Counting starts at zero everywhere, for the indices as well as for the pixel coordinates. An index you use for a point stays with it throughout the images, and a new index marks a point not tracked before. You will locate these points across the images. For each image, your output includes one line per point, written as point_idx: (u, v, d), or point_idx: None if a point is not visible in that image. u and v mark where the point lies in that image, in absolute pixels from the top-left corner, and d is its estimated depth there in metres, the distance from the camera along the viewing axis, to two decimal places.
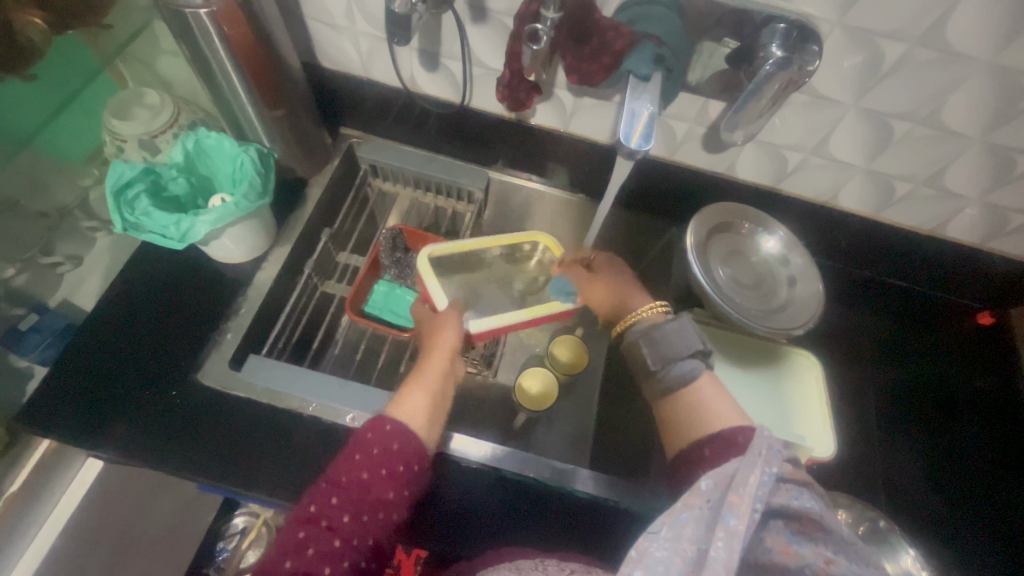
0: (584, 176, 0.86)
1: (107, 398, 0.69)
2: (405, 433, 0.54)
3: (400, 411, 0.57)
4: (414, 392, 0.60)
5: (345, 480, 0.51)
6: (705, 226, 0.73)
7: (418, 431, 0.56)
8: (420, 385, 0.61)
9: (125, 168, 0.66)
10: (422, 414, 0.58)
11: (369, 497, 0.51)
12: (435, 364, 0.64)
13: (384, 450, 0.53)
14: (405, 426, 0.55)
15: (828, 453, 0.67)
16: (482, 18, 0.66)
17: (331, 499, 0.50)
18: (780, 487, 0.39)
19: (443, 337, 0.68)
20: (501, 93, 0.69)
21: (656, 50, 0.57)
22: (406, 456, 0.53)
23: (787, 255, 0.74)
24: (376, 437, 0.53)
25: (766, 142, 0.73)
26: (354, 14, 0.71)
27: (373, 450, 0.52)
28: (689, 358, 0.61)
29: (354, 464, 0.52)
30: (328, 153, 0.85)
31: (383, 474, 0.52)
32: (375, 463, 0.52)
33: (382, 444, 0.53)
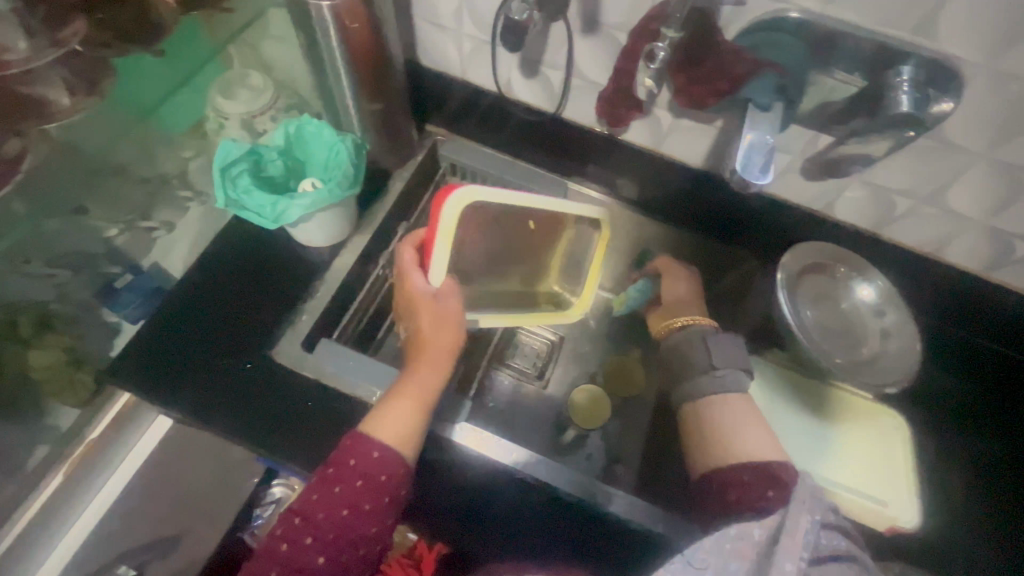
0: (666, 197, 0.84)
1: (187, 363, 0.72)
2: (394, 465, 0.55)
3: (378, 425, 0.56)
4: (399, 406, 0.57)
5: (319, 518, 0.52)
6: (797, 264, 0.70)
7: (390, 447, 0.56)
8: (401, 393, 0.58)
9: (233, 147, 0.70)
10: (399, 429, 0.56)
11: (347, 534, 0.52)
12: (429, 365, 0.59)
13: (370, 480, 0.54)
14: (380, 452, 0.55)
15: (914, 522, 0.62)
16: (593, 31, 0.65)
17: (304, 540, 0.52)
18: (825, 532, 0.50)
19: (420, 310, 0.60)
20: (601, 108, 0.68)
21: (779, 80, 0.56)
22: (390, 486, 0.54)
23: (884, 307, 0.69)
24: (363, 468, 0.54)
25: (875, 185, 0.69)
26: (463, 16, 0.72)
27: (355, 480, 0.54)
28: (735, 370, 0.65)
29: (334, 500, 0.53)
30: (413, 149, 0.86)
31: (365, 508, 0.53)
32: (355, 500, 0.53)
33: (367, 476, 0.54)
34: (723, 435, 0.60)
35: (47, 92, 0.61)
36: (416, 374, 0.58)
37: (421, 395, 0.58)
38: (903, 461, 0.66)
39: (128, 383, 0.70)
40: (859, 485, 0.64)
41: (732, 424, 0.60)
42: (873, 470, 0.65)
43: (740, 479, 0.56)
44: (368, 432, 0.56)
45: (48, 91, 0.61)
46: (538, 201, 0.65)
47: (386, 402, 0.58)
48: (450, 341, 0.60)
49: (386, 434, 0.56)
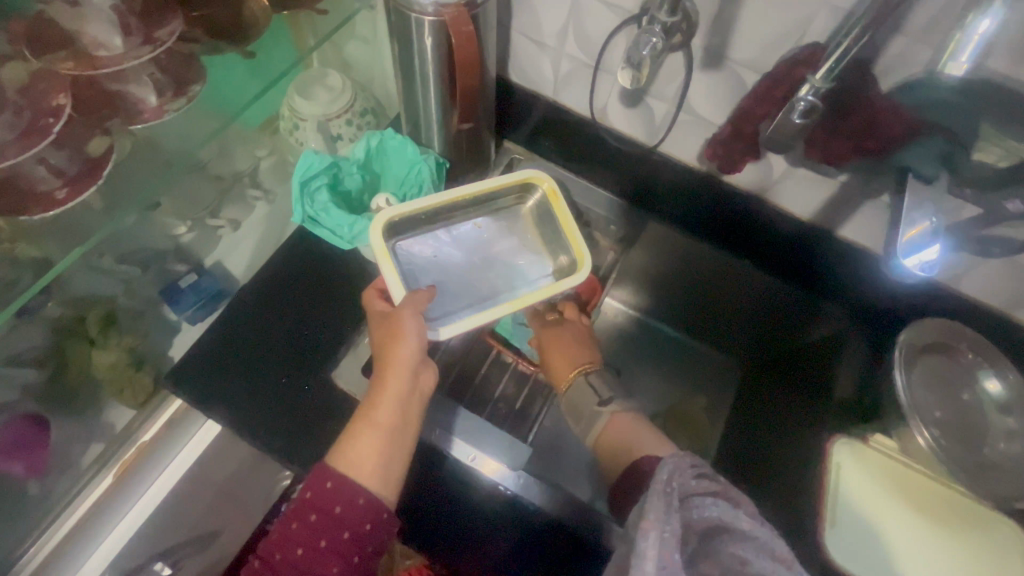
0: (747, 236, 0.76)
1: (243, 374, 0.70)
2: (350, 496, 0.52)
3: (345, 457, 0.54)
4: (361, 435, 0.55)
5: (280, 556, 0.51)
6: (918, 338, 0.63)
7: (364, 476, 0.54)
8: (366, 425, 0.56)
9: (314, 159, 0.65)
10: (367, 462, 0.54)
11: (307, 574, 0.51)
12: (392, 390, 0.57)
13: (322, 513, 0.52)
14: (349, 480, 0.53)
15: None
16: (716, 65, 0.59)
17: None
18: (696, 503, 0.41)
19: (399, 346, 0.58)
20: (712, 149, 0.62)
21: (945, 147, 0.49)
22: (348, 520, 0.52)
23: (1013, 404, 0.61)
24: (315, 500, 0.52)
25: (1018, 264, 0.60)
26: (568, 36, 0.66)
27: (310, 516, 0.52)
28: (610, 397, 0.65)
29: (290, 538, 0.52)
30: (491, 168, 0.82)
31: (322, 544, 0.51)
32: (334, 530, 0.52)
33: (320, 510, 0.52)
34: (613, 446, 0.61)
35: (137, 91, 0.59)
36: (378, 401, 0.57)
37: (382, 421, 0.56)
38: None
39: (183, 390, 0.69)
40: None
41: (622, 439, 0.61)
42: None
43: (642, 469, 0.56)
44: (333, 462, 0.55)
45: (138, 90, 0.59)
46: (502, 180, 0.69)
47: (354, 431, 0.56)
48: (396, 359, 0.58)
49: (343, 462, 0.54)
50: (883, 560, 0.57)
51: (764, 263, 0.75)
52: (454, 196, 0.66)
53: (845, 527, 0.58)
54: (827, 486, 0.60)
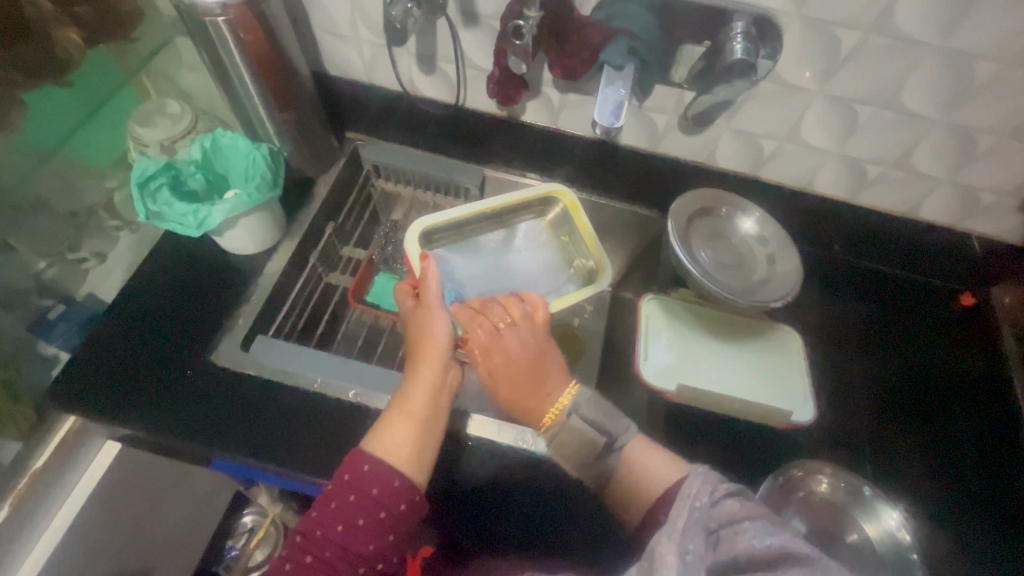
0: (565, 167, 0.91)
1: (124, 378, 0.74)
2: (387, 477, 0.54)
3: (381, 441, 0.57)
4: (396, 421, 0.58)
5: (320, 534, 0.52)
6: (688, 206, 0.78)
7: (400, 463, 0.56)
8: (404, 412, 0.59)
9: (149, 163, 0.72)
10: (405, 445, 0.57)
11: (346, 552, 0.52)
12: (425, 379, 0.61)
13: (360, 494, 0.53)
14: (384, 466, 0.55)
15: (808, 417, 0.69)
16: (474, 23, 0.73)
17: (305, 557, 0.52)
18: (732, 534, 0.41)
19: (431, 337, 0.64)
20: (492, 89, 0.75)
21: (629, 42, 0.63)
22: (386, 500, 0.54)
23: (765, 235, 0.78)
24: (354, 481, 0.54)
25: (741, 131, 0.78)
26: (358, 23, 0.78)
27: (348, 495, 0.53)
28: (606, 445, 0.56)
29: (330, 516, 0.53)
30: (334, 154, 0.92)
31: (360, 523, 0.53)
32: (372, 510, 0.53)
33: (359, 489, 0.54)
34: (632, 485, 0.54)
35: None
36: (413, 390, 0.60)
37: (416, 409, 0.59)
38: (795, 364, 0.73)
39: (71, 405, 0.72)
40: (766, 397, 0.70)
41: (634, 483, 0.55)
42: (770, 381, 0.71)
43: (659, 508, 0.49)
44: (369, 447, 0.57)
45: None
46: (529, 192, 0.82)
47: (386, 418, 0.59)
48: (429, 353, 0.63)
49: (380, 445, 0.56)
50: (706, 381, 0.70)
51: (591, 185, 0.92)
52: (468, 212, 0.79)
53: (664, 364, 0.71)
54: (639, 330, 0.73)
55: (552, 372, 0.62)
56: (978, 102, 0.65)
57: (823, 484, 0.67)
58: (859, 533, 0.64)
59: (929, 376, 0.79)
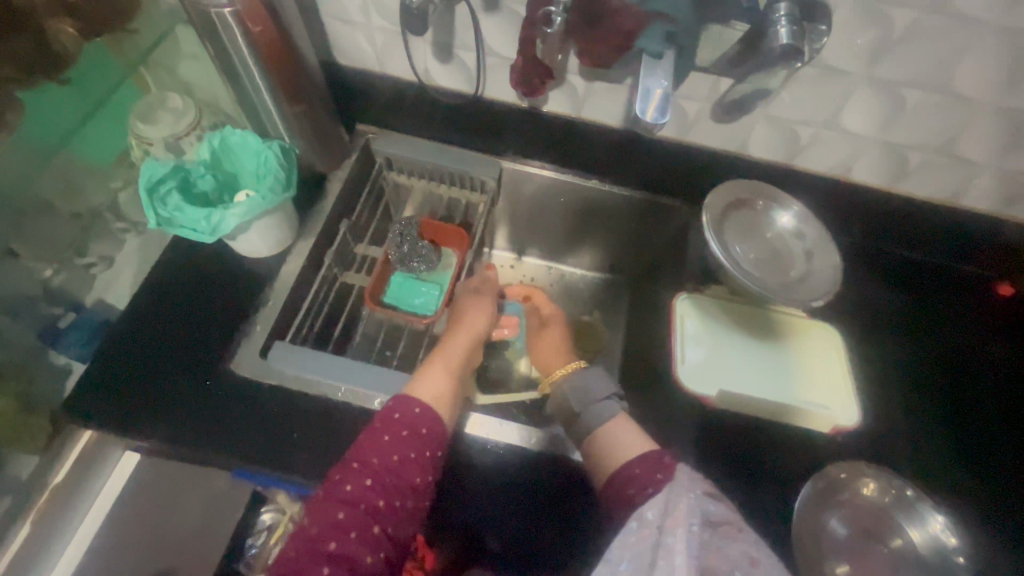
0: (585, 158, 0.87)
1: (140, 389, 0.71)
2: (431, 421, 0.62)
3: (423, 387, 0.67)
4: (432, 373, 0.69)
5: (376, 462, 0.58)
6: (723, 199, 0.75)
7: (439, 410, 0.65)
8: (439, 365, 0.71)
9: (157, 166, 0.69)
10: (441, 392, 0.67)
11: (391, 480, 0.57)
12: (458, 341, 0.76)
13: (411, 431, 0.61)
14: (430, 412, 0.63)
15: (851, 421, 0.66)
16: (494, 8, 0.68)
17: (363, 480, 0.56)
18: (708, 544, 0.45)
19: (468, 315, 0.80)
20: (514, 79, 0.71)
21: (667, 28, 0.59)
22: (431, 441, 0.61)
23: (802, 229, 0.75)
24: (405, 420, 0.61)
25: (777, 118, 0.74)
26: (369, 9, 0.74)
27: (402, 431, 0.61)
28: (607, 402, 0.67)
29: (385, 447, 0.59)
30: (345, 148, 0.88)
31: (411, 457, 0.59)
32: (418, 447, 0.60)
33: (410, 427, 0.61)
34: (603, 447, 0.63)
35: None
36: (447, 348, 0.74)
37: (449, 364, 0.72)
38: (838, 366, 0.70)
39: (88, 419, 0.69)
40: (803, 398, 0.67)
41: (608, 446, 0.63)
42: (809, 383, 0.68)
43: (631, 472, 0.57)
44: (410, 393, 0.65)
45: None
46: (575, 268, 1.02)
47: (426, 370, 0.70)
48: (469, 325, 0.79)
49: (421, 390, 0.66)
50: (741, 383, 0.68)
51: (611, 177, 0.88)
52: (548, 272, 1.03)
53: (696, 364, 0.69)
54: (675, 332, 0.71)
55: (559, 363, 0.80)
56: None
57: (869, 487, 0.65)
58: (904, 538, 0.63)
59: (968, 368, 0.75)
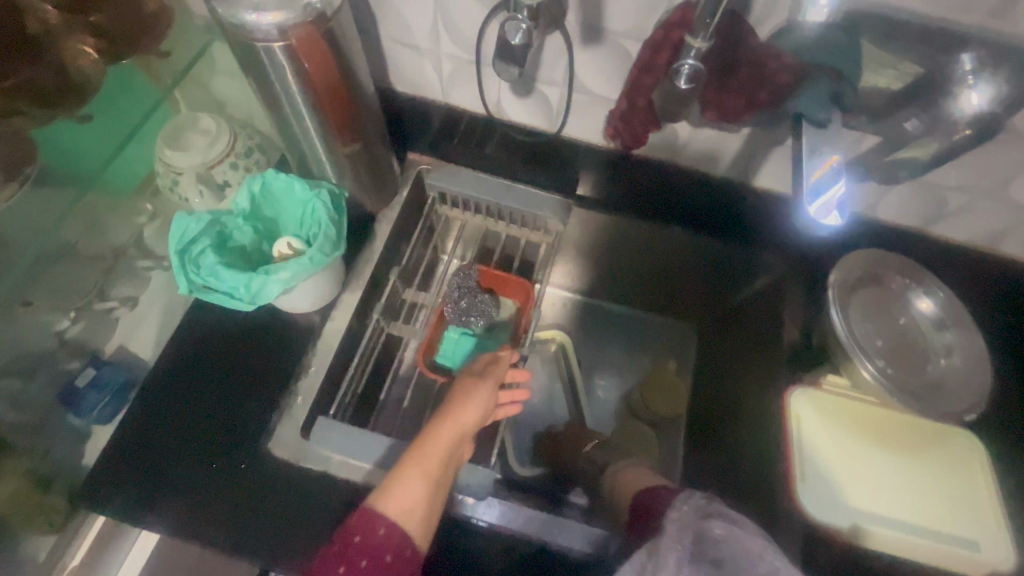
0: (667, 201, 0.75)
1: (165, 469, 0.62)
2: (400, 545, 0.48)
3: (393, 500, 0.48)
4: (410, 477, 0.50)
5: None
6: (850, 275, 0.63)
7: (416, 527, 0.48)
8: (420, 468, 0.51)
9: (189, 221, 0.59)
10: (419, 506, 0.49)
11: None
12: (448, 433, 0.55)
13: (372, 559, 0.47)
14: (400, 529, 0.48)
15: (1010, 566, 0.54)
16: (596, 41, 0.56)
17: None
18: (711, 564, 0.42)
19: (469, 399, 0.58)
20: (613, 127, 0.59)
21: (832, 86, 0.48)
22: (398, 567, 0.47)
23: (944, 318, 0.62)
24: (364, 544, 0.47)
25: (926, 183, 0.61)
26: (440, 34, 0.63)
27: (359, 560, 0.46)
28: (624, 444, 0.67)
29: None
30: (396, 185, 0.77)
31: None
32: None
33: (370, 554, 0.47)
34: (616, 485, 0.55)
35: None
36: (436, 431, 0.54)
37: (434, 463, 0.52)
38: (985, 489, 0.58)
39: (108, 504, 0.61)
40: (953, 531, 0.55)
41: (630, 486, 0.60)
42: (956, 510, 0.56)
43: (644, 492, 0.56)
44: (379, 504, 0.49)
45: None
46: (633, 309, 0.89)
47: (399, 473, 0.50)
48: (465, 418, 0.56)
49: (391, 503, 0.49)
50: (876, 509, 0.56)
51: (688, 221, 0.75)
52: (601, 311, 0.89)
53: (817, 479, 0.57)
54: (790, 439, 0.59)
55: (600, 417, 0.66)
56: None
57: None
58: None
59: None
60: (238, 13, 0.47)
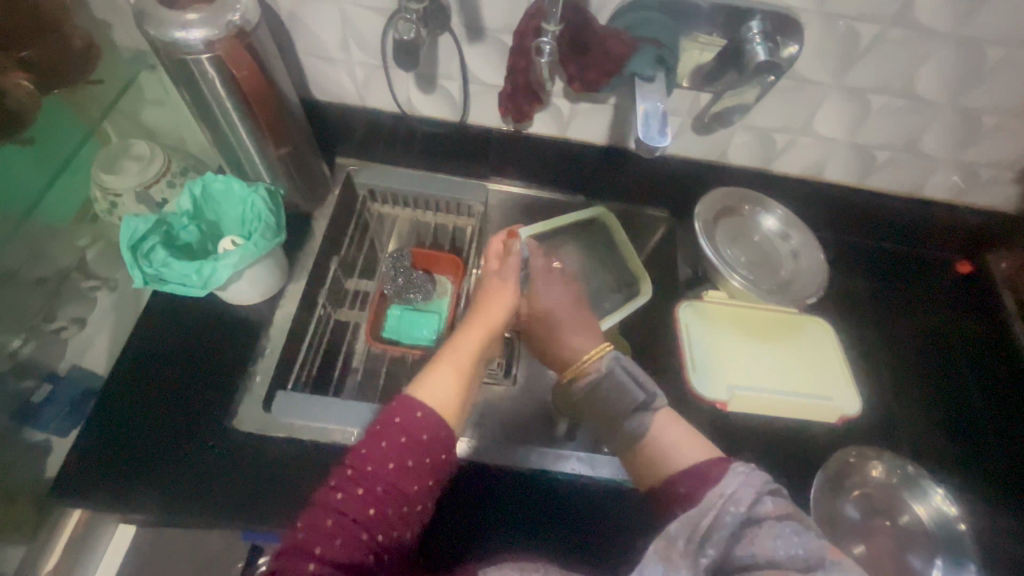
0: (566, 172, 0.88)
1: (134, 460, 0.66)
2: (437, 423, 0.50)
3: (430, 389, 0.53)
4: (443, 367, 0.55)
5: (371, 471, 0.47)
6: (712, 207, 0.78)
7: (448, 416, 0.52)
8: (453, 362, 0.56)
9: (137, 223, 0.65)
10: (452, 398, 0.53)
11: (394, 490, 0.47)
12: (477, 330, 0.60)
13: (411, 438, 0.49)
14: (435, 413, 0.51)
15: (856, 408, 0.69)
16: (480, 38, 0.69)
17: (358, 490, 0.46)
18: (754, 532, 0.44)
19: (492, 303, 0.63)
20: (504, 106, 0.71)
21: (656, 52, 0.62)
22: (434, 446, 0.49)
23: (787, 231, 0.78)
24: (405, 425, 0.49)
25: (754, 128, 0.77)
26: (350, 45, 0.74)
27: (398, 438, 0.49)
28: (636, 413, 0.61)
29: (378, 454, 0.48)
30: (328, 185, 0.86)
31: (409, 465, 0.48)
32: (419, 453, 0.49)
33: (409, 433, 0.49)
34: (658, 454, 0.57)
35: None
36: (464, 344, 0.58)
37: (466, 359, 0.57)
38: (835, 356, 0.73)
39: (77, 498, 0.64)
40: (809, 389, 0.70)
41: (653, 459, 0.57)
42: (811, 374, 0.72)
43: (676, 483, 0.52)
44: (417, 395, 0.52)
45: None
46: None
47: (434, 367, 0.55)
48: (488, 316, 0.61)
49: (427, 394, 0.53)
50: (750, 382, 0.70)
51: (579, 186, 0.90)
52: None
53: (703, 368, 0.71)
54: (682, 340, 0.73)
55: (586, 330, 0.71)
56: (985, 86, 0.67)
57: (878, 468, 0.69)
58: (911, 515, 0.67)
59: (938, 349, 0.83)
60: (169, 33, 0.56)
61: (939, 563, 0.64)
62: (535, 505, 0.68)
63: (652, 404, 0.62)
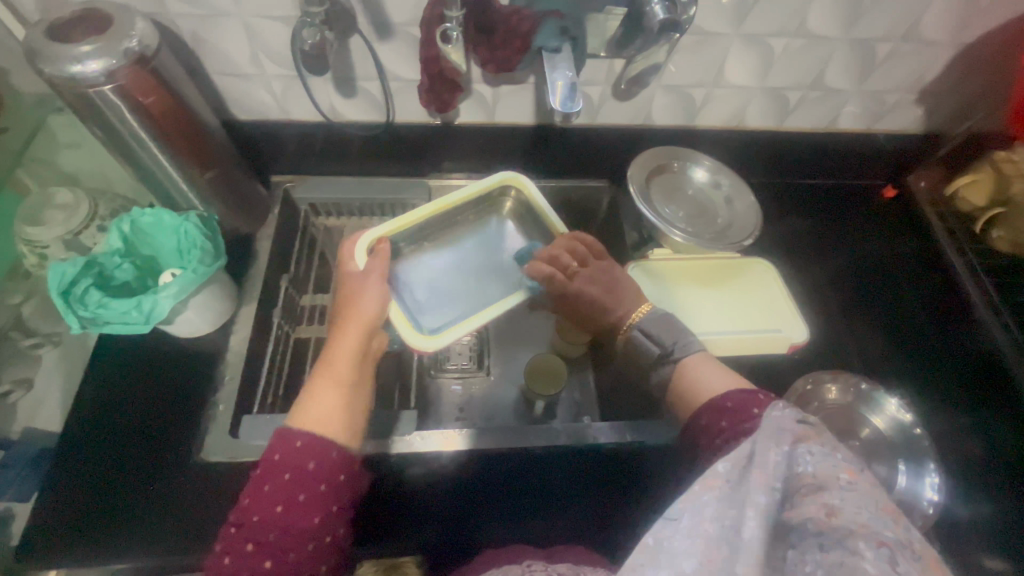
0: (502, 156, 0.89)
1: (99, 512, 0.64)
2: (322, 448, 0.48)
3: (308, 410, 0.51)
4: (322, 386, 0.53)
5: (259, 520, 0.45)
6: (644, 169, 0.80)
7: (333, 433, 0.50)
8: (329, 376, 0.54)
9: (66, 267, 0.63)
10: (333, 413, 0.51)
11: (290, 531, 0.45)
12: (352, 334, 0.58)
13: (296, 472, 0.47)
14: (317, 436, 0.49)
15: (803, 337, 0.73)
16: (389, 34, 0.70)
17: (248, 545, 0.44)
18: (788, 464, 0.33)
19: (361, 305, 0.60)
20: (426, 98, 0.72)
21: (558, 24, 0.64)
22: (322, 474, 0.47)
23: (717, 179, 0.82)
24: (285, 461, 0.47)
25: (671, 86, 0.80)
26: (260, 58, 0.73)
27: (283, 476, 0.46)
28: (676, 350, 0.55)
29: (265, 498, 0.45)
30: (266, 204, 0.85)
31: (301, 501, 0.46)
32: (309, 484, 0.47)
33: (292, 467, 0.47)
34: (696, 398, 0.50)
35: None
36: (337, 356, 0.55)
37: (341, 371, 0.54)
38: (777, 291, 0.77)
39: (43, 561, 0.61)
40: (757, 326, 0.74)
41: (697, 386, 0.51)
42: (759, 312, 0.75)
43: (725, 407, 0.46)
44: (293, 423, 0.50)
45: None
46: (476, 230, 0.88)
47: (311, 390, 0.53)
48: (360, 317, 0.59)
49: (303, 419, 0.50)
50: (703, 328, 0.73)
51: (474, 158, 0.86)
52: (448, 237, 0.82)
53: None
54: None
55: (630, 295, 0.63)
56: (872, 15, 0.71)
57: (832, 391, 0.72)
58: (870, 428, 0.70)
59: (877, 272, 0.87)
60: (63, 68, 0.55)
61: (902, 467, 0.67)
62: (522, 483, 0.68)
63: (678, 355, 0.54)
